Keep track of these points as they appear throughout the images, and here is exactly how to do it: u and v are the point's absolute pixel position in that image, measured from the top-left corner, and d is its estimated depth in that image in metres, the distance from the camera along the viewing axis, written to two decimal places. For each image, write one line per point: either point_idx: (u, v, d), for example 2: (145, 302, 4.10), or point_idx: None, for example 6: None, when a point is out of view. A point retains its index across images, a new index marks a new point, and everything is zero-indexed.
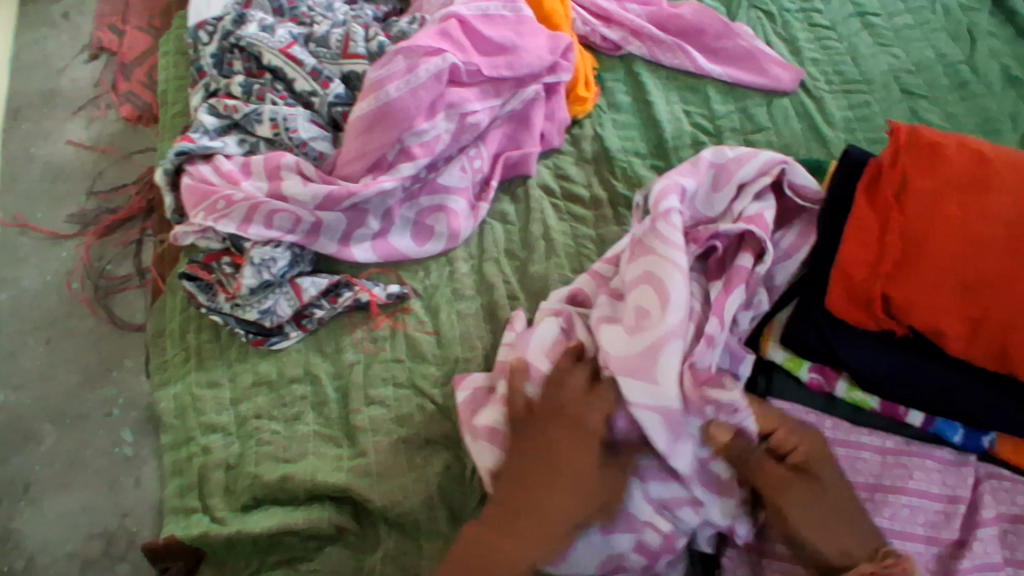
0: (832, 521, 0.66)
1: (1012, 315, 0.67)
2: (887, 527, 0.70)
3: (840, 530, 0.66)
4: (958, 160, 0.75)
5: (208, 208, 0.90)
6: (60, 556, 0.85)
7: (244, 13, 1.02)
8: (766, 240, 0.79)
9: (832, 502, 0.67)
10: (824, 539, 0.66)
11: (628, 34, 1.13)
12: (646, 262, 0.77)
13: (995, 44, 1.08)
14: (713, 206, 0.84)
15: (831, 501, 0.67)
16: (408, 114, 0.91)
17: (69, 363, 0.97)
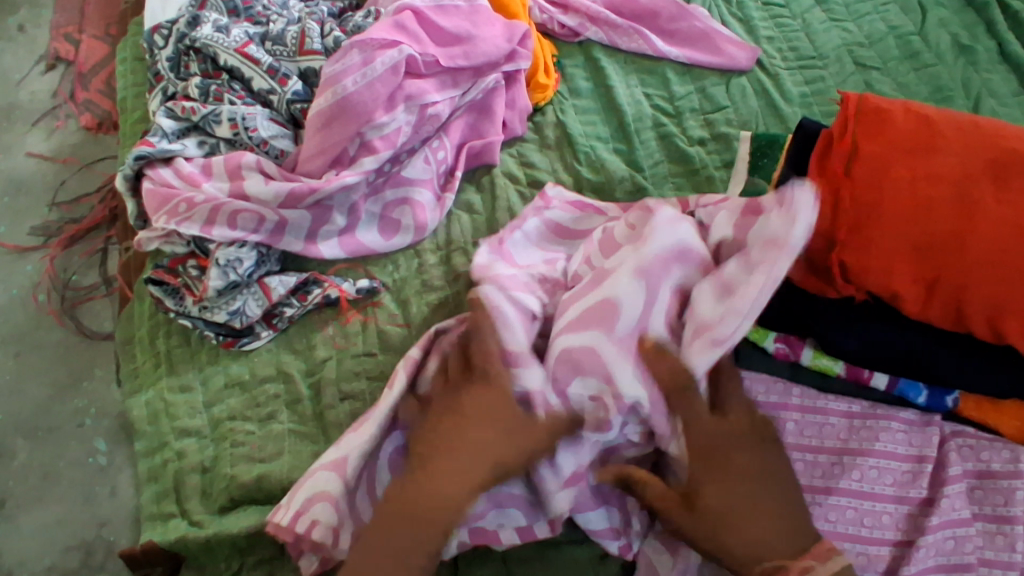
0: (764, 534, 0.59)
1: (964, 274, 0.68)
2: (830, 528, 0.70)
3: (754, 531, 0.59)
4: (904, 125, 0.76)
5: (169, 211, 0.89)
6: (39, 569, 0.84)
7: (198, 14, 1.02)
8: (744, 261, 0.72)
9: (740, 494, 0.61)
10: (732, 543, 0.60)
11: (585, 20, 1.14)
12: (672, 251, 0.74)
13: (945, 14, 1.10)
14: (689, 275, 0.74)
15: (726, 508, 0.60)
16: (366, 107, 0.91)
17: (38, 375, 0.95)
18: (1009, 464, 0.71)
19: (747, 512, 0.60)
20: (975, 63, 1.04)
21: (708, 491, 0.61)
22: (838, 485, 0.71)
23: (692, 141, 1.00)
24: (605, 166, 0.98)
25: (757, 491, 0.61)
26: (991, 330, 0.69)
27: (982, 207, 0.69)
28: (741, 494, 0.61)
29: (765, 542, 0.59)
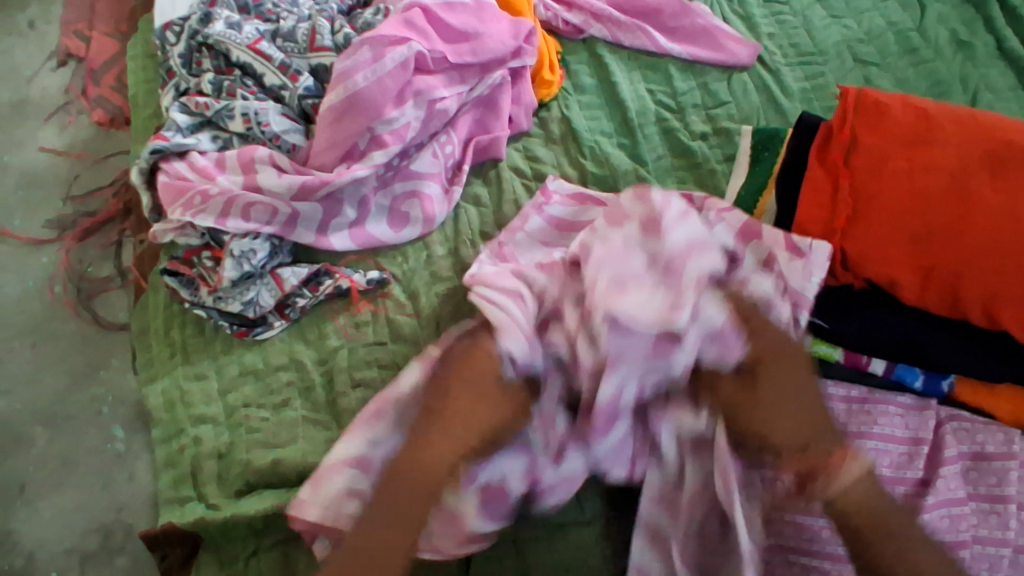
0: (805, 422, 0.64)
1: (959, 263, 0.70)
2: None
3: (786, 420, 0.65)
4: (903, 118, 0.78)
5: (185, 204, 0.92)
6: (59, 553, 0.86)
7: (209, 12, 1.04)
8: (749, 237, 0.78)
9: (782, 399, 0.65)
10: (771, 429, 0.65)
11: (589, 17, 1.16)
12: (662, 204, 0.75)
13: (943, 10, 1.13)
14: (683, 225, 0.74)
15: (777, 395, 0.65)
16: (376, 102, 0.94)
17: (55, 364, 0.97)
18: (1003, 446, 0.74)
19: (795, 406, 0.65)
20: (973, 59, 1.07)
21: (759, 381, 0.66)
22: None
23: (695, 135, 1.02)
24: (610, 160, 1.00)
25: (805, 394, 0.66)
26: (987, 318, 0.71)
27: (977, 198, 0.71)
28: (788, 389, 0.66)
29: (803, 428, 0.64)
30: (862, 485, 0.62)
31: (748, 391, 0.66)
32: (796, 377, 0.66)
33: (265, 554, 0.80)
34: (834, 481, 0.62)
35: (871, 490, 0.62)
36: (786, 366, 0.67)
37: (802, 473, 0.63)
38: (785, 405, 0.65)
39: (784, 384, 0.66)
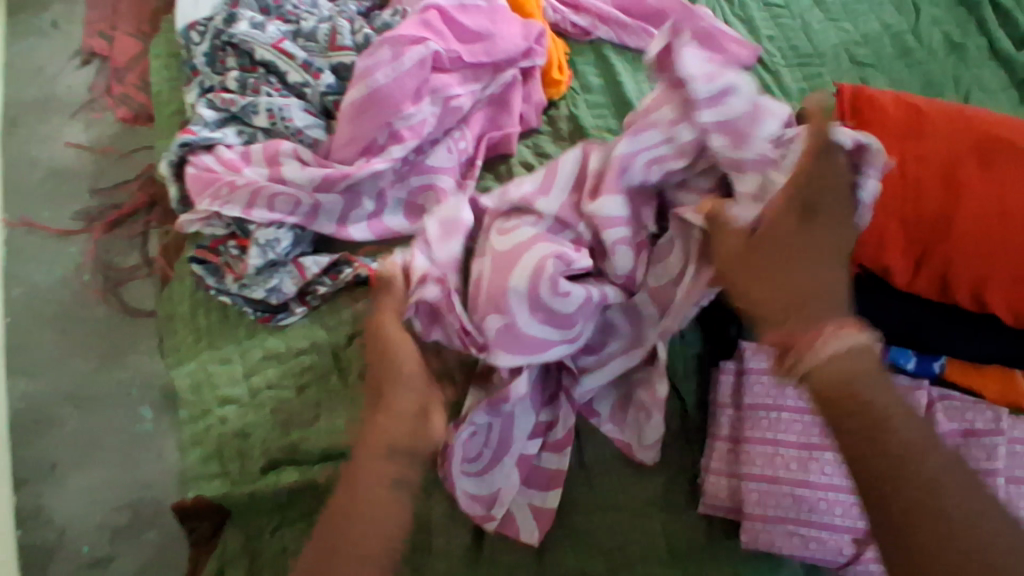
0: (803, 284, 0.64)
1: (949, 249, 0.75)
2: (826, 481, 0.78)
3: (796, 274, 0.65)
4: (896, 113, 0.83)
5: (212, 194, 0.96)
6: (91, 527, 0.90)
7: (234, 12, 1.08)
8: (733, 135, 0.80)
9: (791, 258, 0.65)
10: (769, 291, 0.65)
11: (595, 20, 1.21)
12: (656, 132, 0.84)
13: (938, 14, 1.19)
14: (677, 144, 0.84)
15: (783, 257, 0.65)
16: (395, 99, 0.98)
17: (85, 349, 1.01)
18: (992, 423, 0.78)
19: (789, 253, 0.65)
20: (965, 59, 1.13)
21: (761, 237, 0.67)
22: (832, 442, 0.78)
23: None
24: None
25: (815, 264, 0.65)
26: (975, 300, 0.75)
27: (965, 188, 0.76)
28: (800, 255, 0.66)
29: (798, 300, 0.64)
30: (841, 366, 0.60)
31: (749, 253, 0.67)
32: (812, 250, 0.66)
33: (289, 528, 0.84)
34: (808, 348, 0.61)
35: (845, 368, 0.60)
36: (808, 236, 0.66)
37: (782, 335, 0.63)
38: (789, 268, 0.65)
39: (785, 264, 0.65)
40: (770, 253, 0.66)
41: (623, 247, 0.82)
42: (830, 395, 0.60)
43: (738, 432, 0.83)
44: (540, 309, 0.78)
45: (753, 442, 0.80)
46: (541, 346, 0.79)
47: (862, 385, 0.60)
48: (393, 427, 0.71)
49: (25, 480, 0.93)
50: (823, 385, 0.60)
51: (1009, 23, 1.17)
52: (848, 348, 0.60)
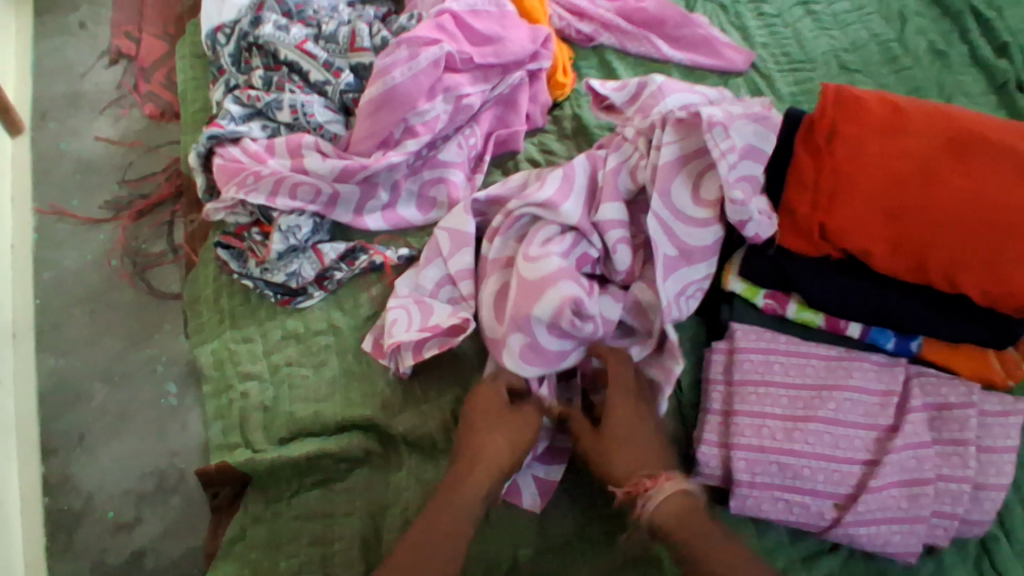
0: (641, 454, 0.81)
1: (925, 235, 0.82)
2: (813, 450, 0.84)
3: (629, 432, 0.83)
4: (876, 111, 0.89)
5: (238, 183, 1.02)
6: (116, 494, 0.94)
7: (259, 16, 1.15)
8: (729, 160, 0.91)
9: (635, 436, 0.83)
10: (620, 455, 0.81)
11: (599, 27, 1.27)
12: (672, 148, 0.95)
13: (923, 23, 1.26)
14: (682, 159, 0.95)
15: (630, 443, 0.82)
16: (411, 96, 1.05)
17: (113, 328, 1.07)
18: (964, 397, 0.85)
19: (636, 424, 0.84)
20: (949, 66, 1.20)
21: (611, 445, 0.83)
22: (818, 414, 0.85)
23: None
24: None
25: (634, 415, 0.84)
26: (948, 283, 0.82)
27: (939, 181, 0.83)
28: (633, 413, 0.84)
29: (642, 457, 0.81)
30: (677, 503, 0.76)
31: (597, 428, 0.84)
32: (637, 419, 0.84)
33: (306, 494, 0.90)
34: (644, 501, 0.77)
35: (683, 509, 0.76)
36: (624, 441, 0.82)
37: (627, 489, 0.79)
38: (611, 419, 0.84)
39: (631, 424, 0.84)
40: (626, 413, 0.84)
41: (622, 246, 0.93)
42: (676, 531, 0.74)
43: (729, 406, 0.90)
44: (558, 330, 0.86)
45: (743, 415, 0.87)
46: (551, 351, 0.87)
47: (695, 523, 0.75)
48: (489, 463, 0.80)
49: (53, 450, 0.97)
50: (663, 526, 0.75)
51: (991, 31, 1.24)
52: (674, 493, 0.76)
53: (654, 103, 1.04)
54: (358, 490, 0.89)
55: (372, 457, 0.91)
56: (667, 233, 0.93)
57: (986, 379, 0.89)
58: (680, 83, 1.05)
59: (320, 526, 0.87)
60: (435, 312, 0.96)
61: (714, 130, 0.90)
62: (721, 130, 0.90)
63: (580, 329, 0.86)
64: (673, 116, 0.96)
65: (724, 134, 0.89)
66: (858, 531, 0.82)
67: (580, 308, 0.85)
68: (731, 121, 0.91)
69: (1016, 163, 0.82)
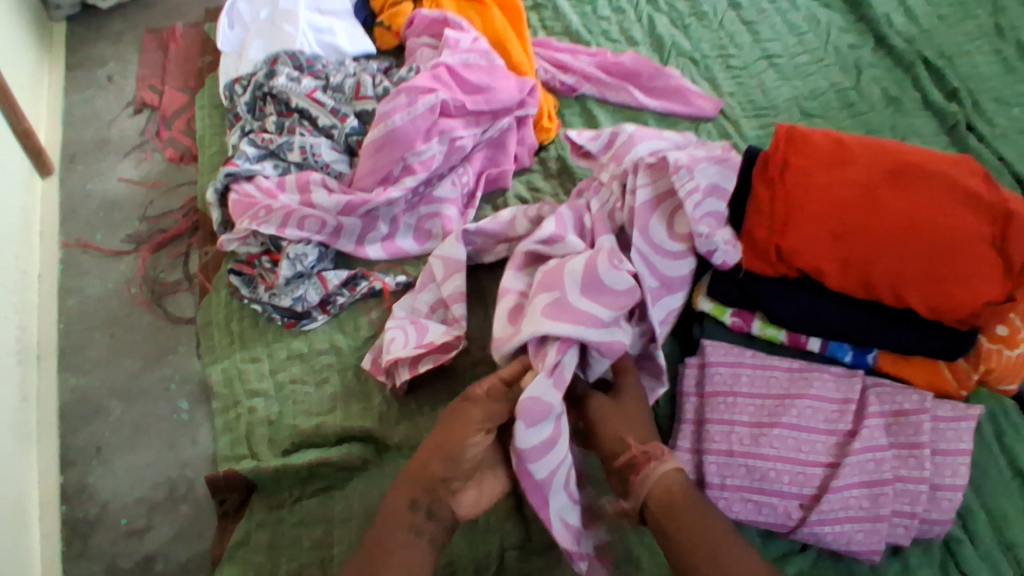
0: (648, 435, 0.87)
1: (868, 254, 0.91)
2: (777, 453, 0.91)
3: (642, 418, 0.90)
4: (823, 146, 1.00)
5: (251, 216, 1.12)
6: (131, 501, 1.02)
7: (273, 68, 1.28)
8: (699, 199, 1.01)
9: (642, 419, 0.89)
10: (627, 432, 0.87)
11: (581, 78, 1.40)
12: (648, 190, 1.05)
13: (877, 73, 1.39)
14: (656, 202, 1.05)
15: (640, 424, 0.88)
16: (409, 138, 1.16)
17: (131, 351, 1.15)
18: (917, 404, 0.93)
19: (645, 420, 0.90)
20: (902, 111, 1.32)
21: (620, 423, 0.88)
22: (782, 420, 0.93)
23: None
24: None
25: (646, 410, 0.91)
26: (893, 296, 0.91)
27: (880, 204, 0.92)
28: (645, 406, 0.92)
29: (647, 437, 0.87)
30: (677, 480, 0.81)
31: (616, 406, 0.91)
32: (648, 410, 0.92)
33: (307, 500, 0.96)
34: (652, 465, 0.81)
35: (682, 485, 0.80)
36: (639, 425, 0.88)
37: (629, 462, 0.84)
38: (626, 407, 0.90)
39: (643, 411, 0.91)
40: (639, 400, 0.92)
41: None
42: (673, 506, 0.78)
43: (701, 415, 0.97)
44: (599, 282, 0.93)
45: (713, 423, 0.94)
46: (592, 311, 0.91)
47: (692, 500, 0.79)
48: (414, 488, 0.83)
49: (72, 462, 1.05)
50: (660, 500, 0.79)
51: (940, 78, 1.36)
52: (677, 469, 0.81)
53: (626, 151, 1.13)
54: (355, 497, 0.94)
55: (369, 466, 0.97)
56: (648, 266, 1.01)
57: (940, 389, 0.97)
58: (650, 130, 1.16)
59: (319, 530, 0.93)
60: (426, 334, 1.04)
61: (680, 172, 1.01)
62: (686, 171, 1.01)
63: (619, 269, 0.94)
64: (643, 161, 1.06)
65: (689, 175, 1.01)
66: (824, 530, 0.88)
67: (616, 256, 0.95)
68: (696, 163, 1.02)
69: (947, 188, 0.92)
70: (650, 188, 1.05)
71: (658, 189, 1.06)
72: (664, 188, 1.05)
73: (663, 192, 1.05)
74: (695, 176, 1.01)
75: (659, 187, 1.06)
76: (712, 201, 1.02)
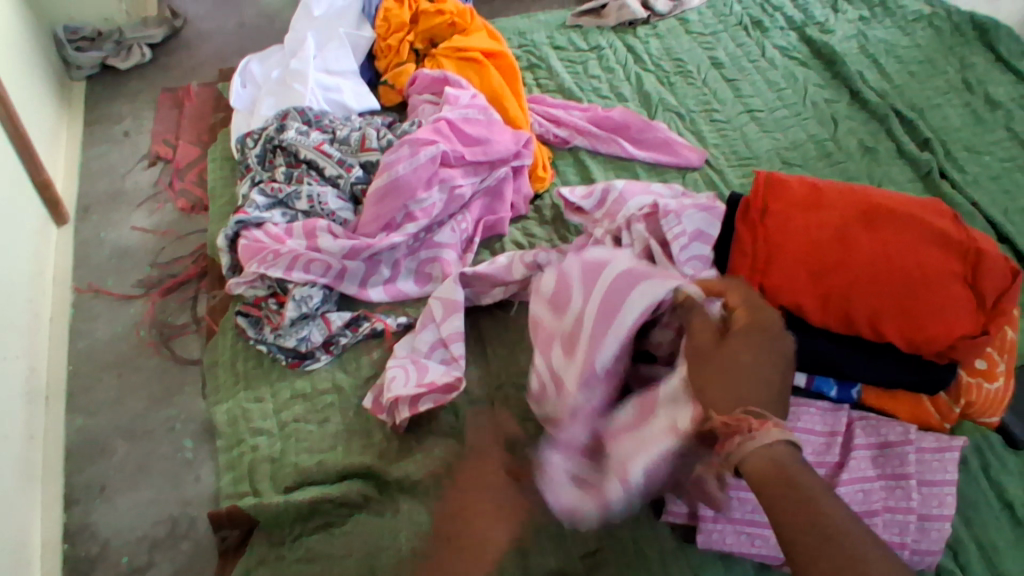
0: (740, 390, 0.77)
1: (847, 290, 0.96)
2: None
3: (738, 372, 0.78)
4: (800, 191, 1.06)
5: (259, 259, 1.17)
6: (132, 540, 1.03)
7: (283, 123, 1.36)
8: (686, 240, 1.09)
9: (737, 375, 0.78)
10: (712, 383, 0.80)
11: (573, 132, 1.49)
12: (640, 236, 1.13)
13: (852, 125, 1.47)
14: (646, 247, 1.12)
15: (731, 377, 0.78)
16: (411, 186, 1.23)
17: (138, 391, 1.18)
18: (902, 435, 0.96)
19: (751, 376, 0.78)
20: (877, 159, 1.40)
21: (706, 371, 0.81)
22: None
23: None
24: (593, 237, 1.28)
25: (751, 363, 0.79)
26: (873, 331, 0.96)
27: (856, 243, 0.98)
28: (752, 355, 0.79)
29: (734, 393, 0.77)
30: (767, 455, 0.69)
31: (708, 354, 0.82)
32: (756, 359, 0.79)
33: (308, 536, 0.97)
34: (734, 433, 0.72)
35: (775, 462, 0.69)
36: (736, 373, 0.78)
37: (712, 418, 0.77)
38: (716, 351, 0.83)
39: (740, 365, 0.79)
40: (738, 352, 0.80)
41: None
42: (765, 483, 0.68)
43: None
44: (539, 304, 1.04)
45: None
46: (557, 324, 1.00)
47: (789, 477, 0.67)
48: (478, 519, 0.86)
49: (75, 500, 1.07)
50: (753, 467, 0.70)
51: (912, 129, 1.45)
52: (773, 444, 0.70)
53: (618, 207, 1.23)
54: (357, 534, 0.95)
55: (370, 502, 0.99)
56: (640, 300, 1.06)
57: (924, 422, 1.00)
58: (639, 185, 1.25)
59: (319, 567, 0.93)
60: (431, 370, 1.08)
61: (668, 218, 1.11)
62: (673, 217, 1.11)
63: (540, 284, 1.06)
64: (636, 217, 1.15)
65: (676, 220, 1.10)
66: None
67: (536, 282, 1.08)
68: (683, 210, 1.11)
69: (919, 228, 0.98)
70: (642, 234, 1.13)
71: (648, 236, 1.13)
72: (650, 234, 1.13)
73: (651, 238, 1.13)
74: (682, 221, 1.10)
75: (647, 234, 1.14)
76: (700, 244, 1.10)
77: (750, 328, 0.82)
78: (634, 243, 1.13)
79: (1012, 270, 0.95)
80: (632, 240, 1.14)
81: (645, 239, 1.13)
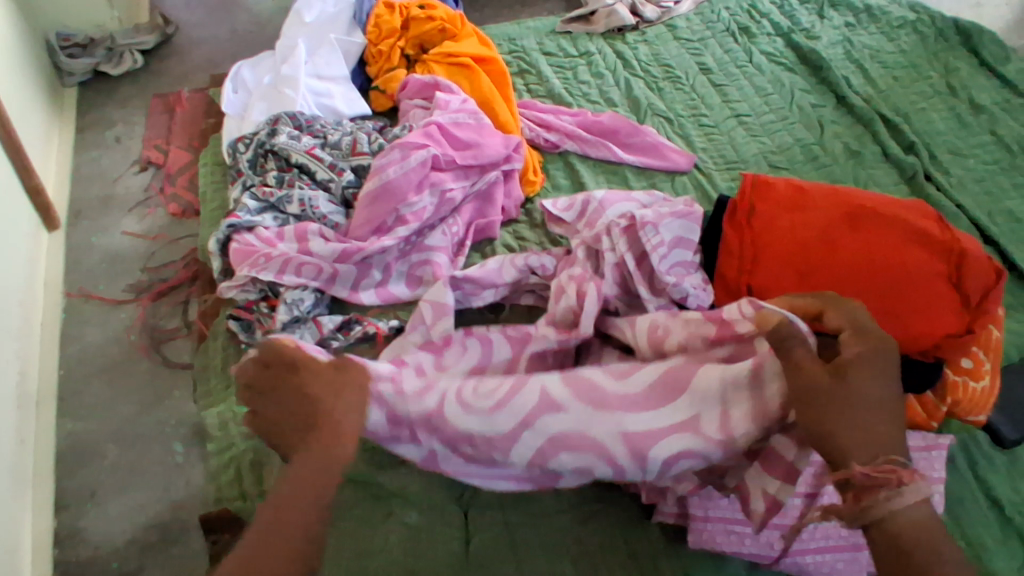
0: (874, 435, 0.71)
1: (833, 292, 0.97)
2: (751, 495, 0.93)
3: (872, 416, 0.72)
4: (785, 192, 1.08)
5: (250, 263, 1.17)
6: (122, 544, 1.02)
7: (275, 128, 1.36)
8: (665, 248, 1.09)
9: (871, 412, 0.72)
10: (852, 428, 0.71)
11: (563, 136, 1.50)
12: (616, 244, 1.13)
13: (838, 129, 1.50)
14: (623, 256, 1.11)
15: (867, 418, 0.71)
16: (402, 190, 1.24)
17: (128, 396, 1.18)
18: None
19: (889, 414, 0.72)
20: (863, 163, 1.42)
21: (837, 411, 0.72)
22: None
23: None
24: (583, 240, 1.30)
25: (882, 399, 0.73)
26: None
27: (840, 243, 1.00)
28: (882, 398, 0.73)
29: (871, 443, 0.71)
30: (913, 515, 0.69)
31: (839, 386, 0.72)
32: (884, 394, 0.73)
33: None
34: (892, 501, 0.68)
35: (920, 526, 0.68)
36: (868, 415, 0.72)
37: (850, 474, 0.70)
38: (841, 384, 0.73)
39: (873, 405, 0.72)
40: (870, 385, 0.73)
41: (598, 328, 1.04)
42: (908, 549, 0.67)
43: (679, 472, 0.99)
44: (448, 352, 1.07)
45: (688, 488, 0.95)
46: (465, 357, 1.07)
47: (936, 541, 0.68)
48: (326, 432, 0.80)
49: (65, 504, 1.06)
50: (907, 533, 0.68)
51: (896, 133, 1.47)
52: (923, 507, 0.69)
53: (598, 217, 1.22)
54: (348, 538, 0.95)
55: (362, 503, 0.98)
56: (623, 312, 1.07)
57: (910, 421, 1.00)
58: (618, 194, 1.23)
59: None
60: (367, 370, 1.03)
61: (646, 229, 1.09)
62: (652, 228, 1.09)
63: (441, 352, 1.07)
64: (616, 225, 1.13)
65: (654, 231, 1.09)
66: (806, 560, 0.88)
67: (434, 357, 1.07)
68: (660, 220, 1.10)
69: (901, 229, 1.00)
70: (619, 242, 1.12)
71: (625, 244, 1.12)
72: (624, 243, 1.12)
73: (629, 247, 1.12)
74: (659, 229, 1.10)
75: (623, 243, 1.11)
76: (682, 251, 1.10)
77: (864, 330, 0.76)
78: (612, 250, 1.12)
79: (996, 271, 0.97)
80: (609, 248, 1.13)
81: (623, 247, 1.11)
